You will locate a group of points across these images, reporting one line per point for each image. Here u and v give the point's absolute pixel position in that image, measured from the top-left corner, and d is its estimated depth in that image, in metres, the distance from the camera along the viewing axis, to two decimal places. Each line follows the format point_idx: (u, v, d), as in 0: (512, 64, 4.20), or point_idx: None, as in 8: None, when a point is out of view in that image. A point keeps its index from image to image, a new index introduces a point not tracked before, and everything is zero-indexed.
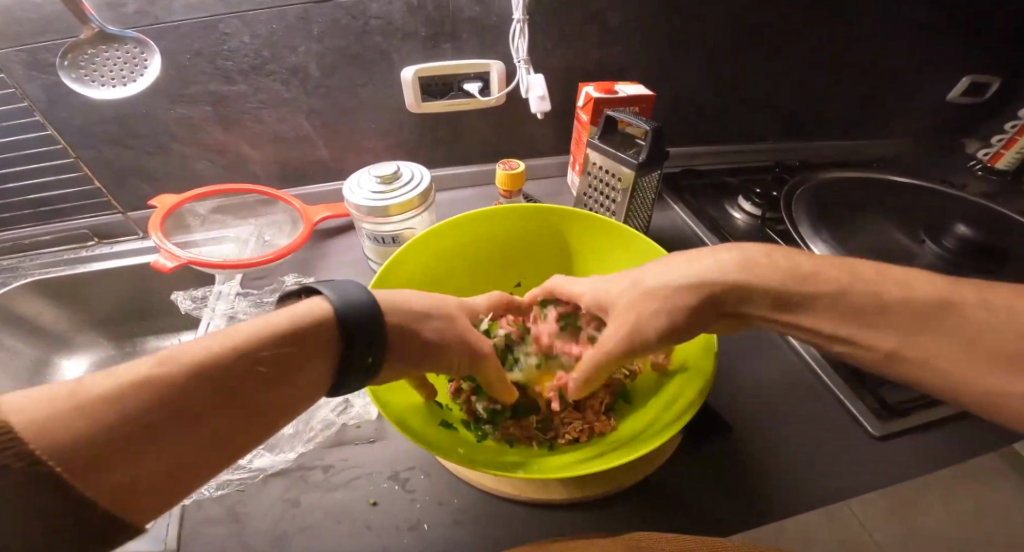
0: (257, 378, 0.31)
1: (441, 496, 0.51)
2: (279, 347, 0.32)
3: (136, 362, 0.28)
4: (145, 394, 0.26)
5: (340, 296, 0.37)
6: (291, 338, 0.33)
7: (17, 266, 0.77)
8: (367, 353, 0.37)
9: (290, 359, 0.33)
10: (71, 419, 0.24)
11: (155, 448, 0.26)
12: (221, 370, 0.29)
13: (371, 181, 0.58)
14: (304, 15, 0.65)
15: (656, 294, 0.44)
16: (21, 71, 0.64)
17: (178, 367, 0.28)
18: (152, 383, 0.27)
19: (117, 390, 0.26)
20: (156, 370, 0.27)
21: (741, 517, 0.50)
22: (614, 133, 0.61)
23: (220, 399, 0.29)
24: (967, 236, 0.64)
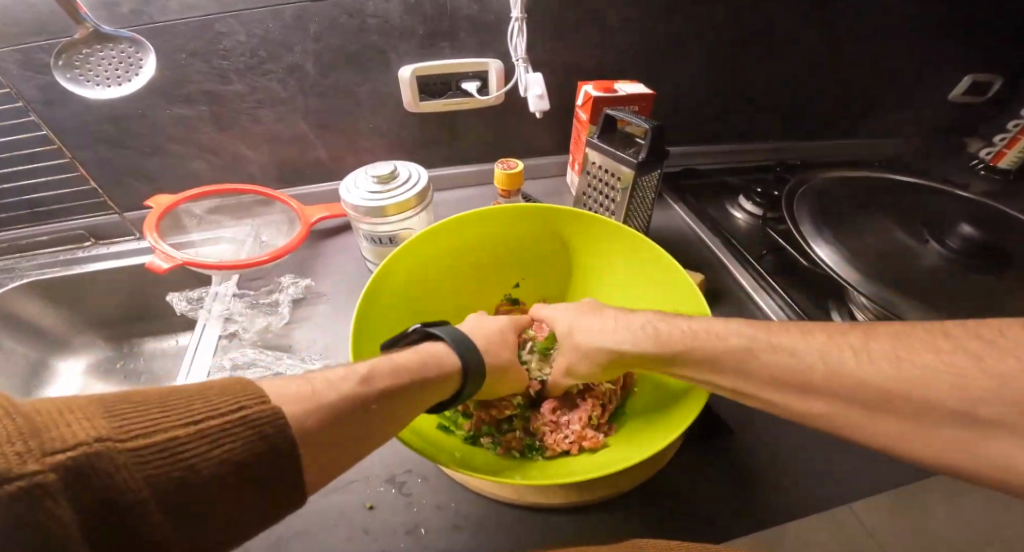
0: (407, 403, 0.39)
1: (438, 499, 0.50)
2: (423, 379, 0.41)
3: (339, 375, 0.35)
4: (342, 407, 0.33)
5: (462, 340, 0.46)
6: (429, 374, 0.41)
7: (13, 267, 0.76)
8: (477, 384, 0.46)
9: (428, 390, 0.41)
10: (305, 416, 0.31)
11: (333, 450, 0.32)
12: (385, 389, 0.37)
13: (368, 181, 0.57)
14: (300, 14, 0.64)
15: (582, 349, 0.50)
16: (16, 70, 0.63)
17: (367, 385, 0.36)
18: (350, 396, 0.34)
19: (328, 399, 0.33)
20: (354, 385, 0.35)
21: (742, 521, 0.50)
22: (614, 132, 0.60)
23: (380, 415, 0.36)
24: (973, 236, 0.63)
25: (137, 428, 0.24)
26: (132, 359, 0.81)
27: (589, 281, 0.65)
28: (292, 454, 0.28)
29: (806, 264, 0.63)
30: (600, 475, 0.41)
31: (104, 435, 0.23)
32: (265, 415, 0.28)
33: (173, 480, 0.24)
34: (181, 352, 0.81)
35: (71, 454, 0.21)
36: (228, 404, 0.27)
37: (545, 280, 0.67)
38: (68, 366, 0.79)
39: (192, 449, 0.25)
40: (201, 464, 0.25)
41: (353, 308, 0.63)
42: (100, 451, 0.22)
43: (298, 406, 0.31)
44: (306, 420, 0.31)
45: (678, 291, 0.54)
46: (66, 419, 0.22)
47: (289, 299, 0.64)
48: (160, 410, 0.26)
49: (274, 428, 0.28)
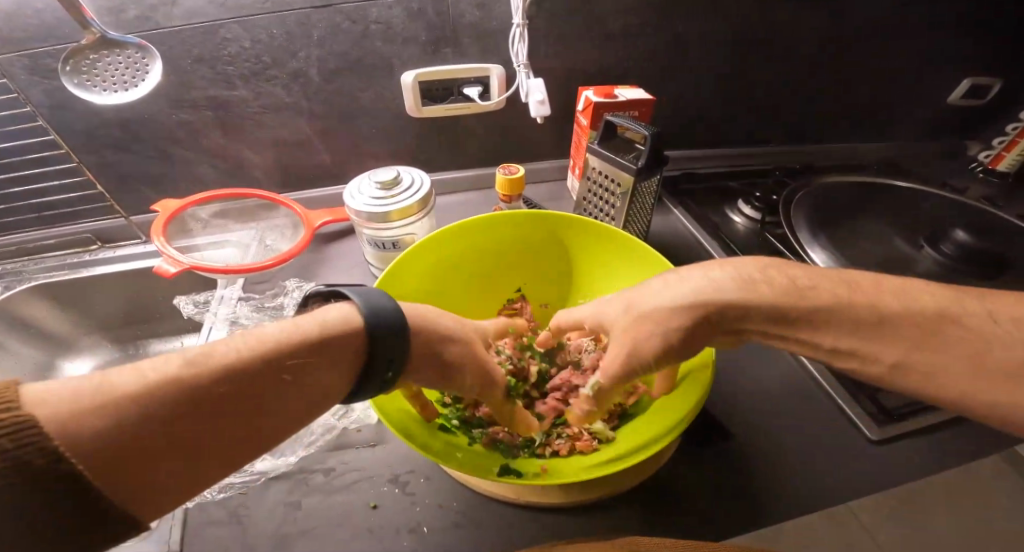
0: (278, 390, 0.31)
1: (440, 499, 0.51)
2: (301, 358, 0.33)
3: (164, 360, 0.29)
4: (155, 397, 0.26)
5: (370, 305, 0.36)
6: (308, 347, 0.33)
7: (21, 270, 0.77)
8: (388, 367, 0.36)
9: (309, 371, 0.33)
10: (87, 418, 0.25)
11: (162, 453, 0.27)
12: (230, 372, 0.29)
13: (371, 187, 0.58)
14: (304, 20, 0.65)
15: (651, 317, 0.44)
16: (25, 76, 0.64)
17: (206, 366, 0.29)
18: (172, 387, 0.27)
19: (140, 389, 0.26)
20: (190, 367, 0.28)
21: (740, 520, 0.51)
22: (614, 138, 0.61)
23: (230, 405, 0.29)
24: (967, 241, 0.64)
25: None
26: (137, 361, 0.82)
27: (590, 285, 0.65)
28: (71, 461, 0.24)
29: (803, 268, 0.63)
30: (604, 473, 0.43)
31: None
32: (9, 424, 0.23)
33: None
34: (186, 354, 0.82)
35: None
36: None
37: (546, 284, 0.68)
38: (75, 368, 0.80)
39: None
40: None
41: None
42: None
43: (94, 401, 0.25)
44: (97, 423, 0.25)
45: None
46: None
47: (294, 303, 0.65)
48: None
49: (33, 434, 0.23)
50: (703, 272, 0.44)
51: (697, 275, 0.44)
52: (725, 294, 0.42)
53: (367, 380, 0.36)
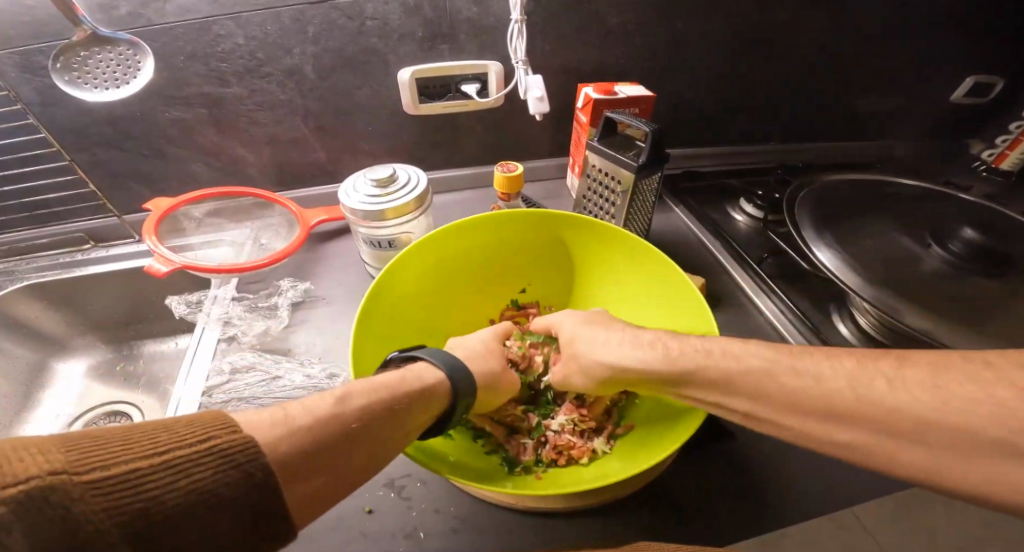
0: (389, 433, 0.37)
1: (437, 504, 0.50)
2: (406, 404, 0.39)
3: (318, 398, 0.35)
4: (319, 431, 0.32)
5: (451, 362, 0.44)
6: (418, 392, 0.40)
7: (12, 269, 0.76)
8: (465, 412, 0.44)
9: (413, 417, 0.39)
10: (280, 443, 0.30)
11: (318, 475, 0.32)
12: (366, 409, 0.36)
13: (367, 184, 0.57)
14: (299, 16, 0.64)
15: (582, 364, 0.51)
16: (15, 73, 0.63)
17: (352, 405, 0.35)
18: (327, 422, 0.33)
19: (306, 424, 0.32)
20: (330, 408, 0.34)
21: (743, 524, 0.49)
22: (614, 135, 0.60)
23: (366, 439, 0.35)
24: (976, 240, 0.63)
25: (97, 460, 0.24)
26: (131, 362, 0.81)
27: (591, 284, 0.64)
28: (263, 483, 0.28)
29: (806, 266, 0.62)
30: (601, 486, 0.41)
31: (59, 468, 0.22)
32: (238, 443, 0.28)
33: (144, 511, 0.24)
34: (181, 355, 0.81)
35: (25, 488, 0.21)
36: (196, 435, 0.27)
37: (546, 283, 0.67)
38: (68, 369, 0.79)
39: (163, 472, 0.25)
40: (166, 497, 0.25)
41: (353, 311, 0.63)
42: (56, 484, 0.22)
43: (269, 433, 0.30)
44: (283, 450, 0.30)
45: (682, 296, 0.54)
46: (21, 455, 0.22)
47: (289, 303, 0.64)
48: (128, 441, 0.26)
49: (247, 457, 0.27)
50: (625, 352, 0.47)
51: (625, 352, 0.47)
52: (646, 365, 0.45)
53: (449, 423, 0.43)
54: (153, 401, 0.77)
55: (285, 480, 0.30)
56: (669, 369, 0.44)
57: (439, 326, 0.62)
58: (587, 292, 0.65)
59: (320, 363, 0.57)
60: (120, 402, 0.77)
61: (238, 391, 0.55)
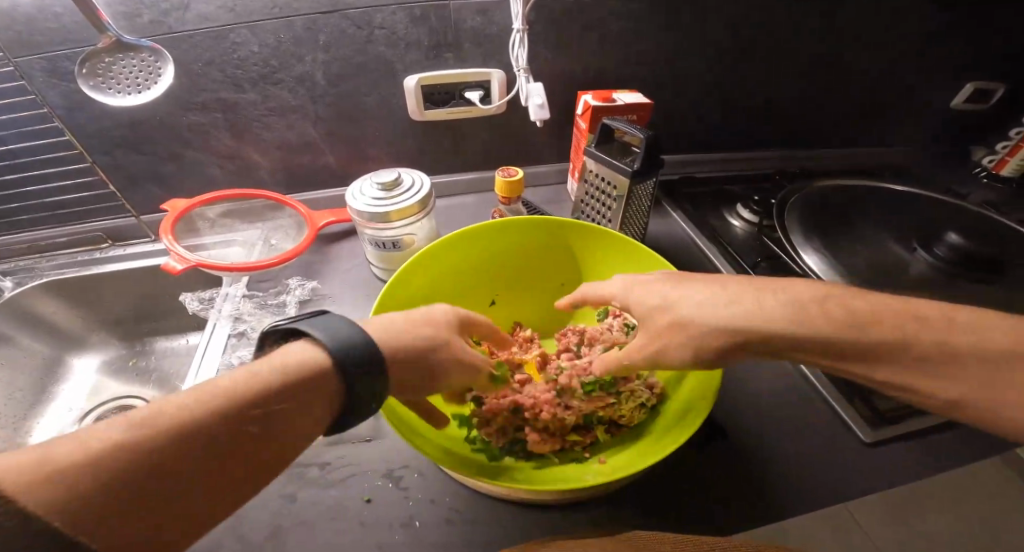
0: (253, 439, 0.31)
1: (433, 495, 0.52)
2: (274, 405, 0.32)
3: (125, 419, 0.28)
4: (151, 447, 0.27)
5: (334, 335, 0.37)
6: (277, 380, 0.33)
7: (34, 266, 0.80)
8: (369, 391, 0.37)
9: (292, 413, 0.33)
10: (79, 478, 0.24)
11: (166, 497, 0.27)
12: (196, 421, 0.29)
13: (373, 188, 0.60)
14: (311, 25, 0.67)
15: (687, 330, 0.44)
16: (42, 78, 0.67)
17: (177, 419, 0.29)
18: (138, 445, 0.27)
19: (118, 450, 0.26)
20: (141, 433, 0.27)
21: (734, 519, 0.51)
22: (611, 142, 0.62)
23: (235, 442, 0.30)
24: (961, 244, 0.64)
25: None
26: (143, 358, 0.84)
27: (592, 288, 0.68)
28: (43, 521, 0.23)
29: (797, 271, 0.64)
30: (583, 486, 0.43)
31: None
32: None
33: None
34: (191, 352, 0.84)
35: None
36: None
37: (544, 292, 0.70)
38: (82, 364, 0.82)
39: None
40: None
41: (358, 309, 0.66)
42: None
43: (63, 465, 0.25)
44: (105, 474, 0.25)
45: None
46: None
47: (296, 300, 0.66)
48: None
49: (1, 501, 0.22)
50: (748, 303, 0.43)
51: (742, 302, 0.43)
52: (797, 317, 0.41)
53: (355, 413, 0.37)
54: (162, 396, 0.80)
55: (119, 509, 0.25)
56: (837, 334, 0.40)
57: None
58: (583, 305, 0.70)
59: None
60: (130, 396, 0.80)
61: None
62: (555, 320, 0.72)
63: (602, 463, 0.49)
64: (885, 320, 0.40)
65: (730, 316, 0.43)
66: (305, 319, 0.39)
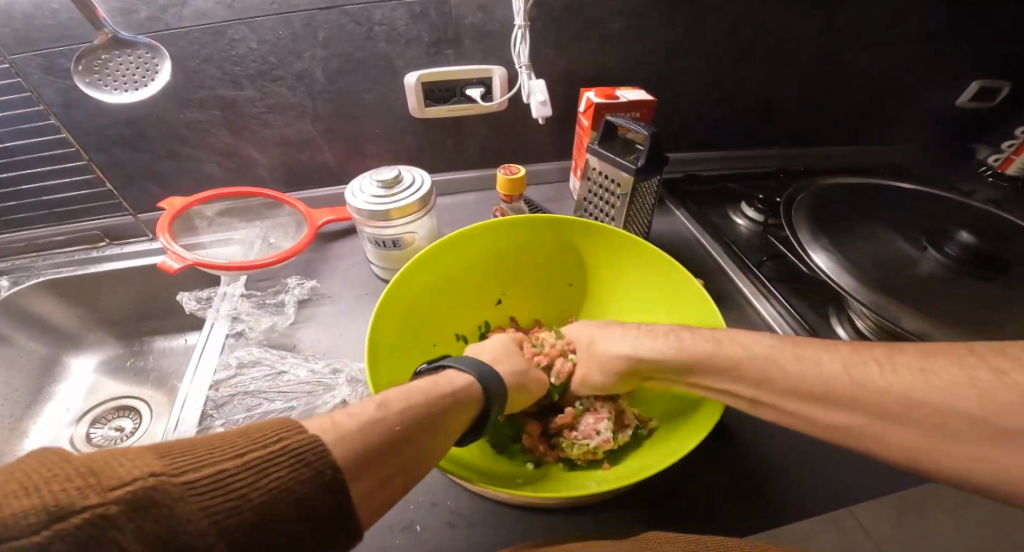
0: (433, 440, 0.38)
1: (435, 497, 0.51)
2: (440, 418, 0.40)
3: (364, 408, 0.36)
4: (378, 432, 0.34)
5: (477, 364, 0.47)
6: (446, 393, 0.42)
7: (31, 265, 0.79)
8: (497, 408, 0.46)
9: (449, 422, 0.40)
10: (349, 446, 0.32)
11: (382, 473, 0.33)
12: (405, 415, 0.37)
13: (373, 186, 0.59)
14: (309, 21, 0.66)
15: (603, 361, 0.53)
16: (38, 75, 0.66)
17: (393, 413, 0.36)
18: (373, 428, 0.34)
19: (364, 430, 0.34)
20: (373, 418, 0.35)
21: (740, 523, 0.50)
22: (614, 139, 0.61)
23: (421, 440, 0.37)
24: (972, 243, 0.63)
25: (186, 464, 0.25)
26: (141, 357, 0.83)
27: (595, 289, 0.67)
28: (335, 478, 0.29)
29: (806, 269, 0.63)
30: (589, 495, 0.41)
31: (158, 471, 0.24)
32: (309, 444, 0.29)
33: (230, 511, 0.25)
34: (190, 351, 0.83)
35: (129, 488, 0.23)
36: (269, 437, 0.29)
37: (546, 291, 0.69)
38: (79, 364, 0.81)
39: (236, 481, 0.26)
40: (252, 495, 0.26)
41: (357, 309, 0.65)
42: (157, 484, 0.24)
43: (335, 437, 0.32)
44: (358, 447, 0.32)
45: (688, 301, 0.56)
46: (117, 461, 0.24)
47: (295, 300, 0.65)
48: (209, 450, 0.27)
49: (316, 455, 0.29)
50: (630, 336, 0.52)
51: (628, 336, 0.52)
52: (651, 344, 0.50)
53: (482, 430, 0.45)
54: (161, 396, 0.79)
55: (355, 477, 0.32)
56: (683, 358, 0.47)
57: (436, 352, 0.61)
58: (584, 304, 0.69)
59: (323, 357, 0.59)
60: (128, 396, 0.79)
61: (245, 386, 0.57)
62: (557, 320, 0.71)
63: (606, 470, 0.50)
64: (746, 348, 0.44)
65: (625, 346, 0.51)
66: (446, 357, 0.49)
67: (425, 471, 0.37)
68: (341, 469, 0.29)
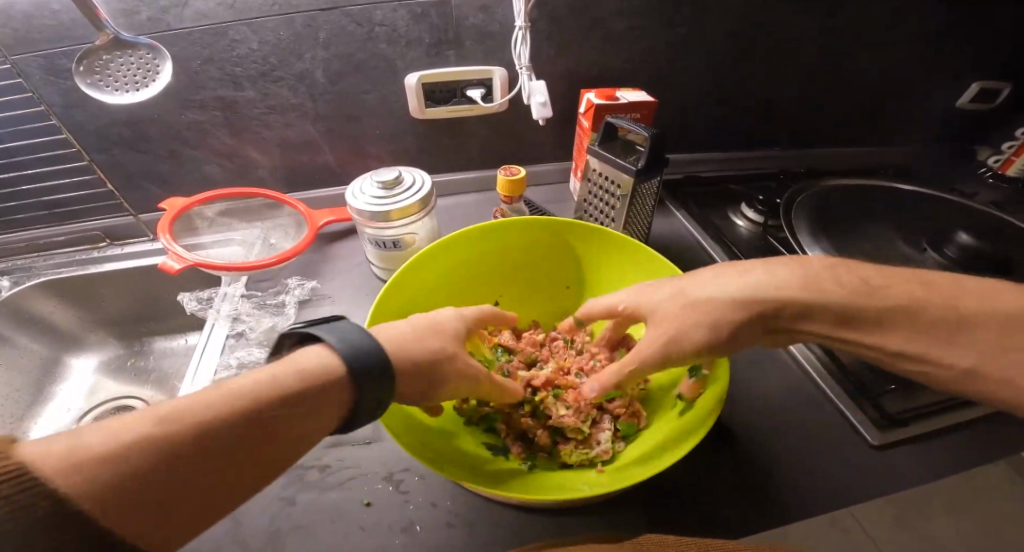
0: (259, 445, 0.30)
1: (434, 497, 0.51)
2: (274, 410, 0.31)
3: (151, 411, 0.28)
4: (161, 444, 0.27)
5: (349, 344, 0.36)
6: (291, 386, 0.32)
7: (31, 266, 0.79)
8: (375, 405, 0.36)
9: (289, 422, 0.32)
10: (101, 466, 0.25)
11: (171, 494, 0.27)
12: (207, 420, 0.29)
13: (373, 187, 0.59)
14: (310, 22, 0.66)
15: (696, 306, 0.45)
16: (39, 76, 0.66)
17: (194, 417, 0.28)
18: (150, 440, 0.27)
19: (136, 440, 0.26)
20: (150, 426, 0.27)
21: (737, 522, 0.50)
22: (615, 140, 0.61)
23: (243, 445, 0.30)
24: (971, 244, 0.64)
25: None
26: (142, 358, 0.83)
27: (593, 290, 0.67)
28: (44, 517, 0.23)
29: None
30: (597, 494, 0.42)
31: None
32: (12, 471, 0.23)
33: None
34: (190, 351, 0.83)
35: None
36: None
37: (544, 293, 0.69)
38: (80, 364, 0.81)
39: None
40: None
41: (357, 310, 0.65)
42: None
43: (99, 460, 0.25)
44: (127, 464, 0.25)
45: None
46: None
47: (295, 301, 0.65)
48: None
49: (18, 485, 0.23)
50: (741, 282, 0.45)
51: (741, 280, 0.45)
52: (782, 285, 0.44)
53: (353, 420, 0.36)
54: (161, 396, 0.79)
55: (127, 504, 0.25)
56: (806, 296, 0.43)
57: None
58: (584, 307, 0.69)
59: None
60: (128, 396, 0.79)
61: None
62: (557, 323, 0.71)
63: (601, 472, 0.48)
64: (840, 283, 0.43)
65: (736, 287, 0.44)
66: (326, 323, 0.38)
67: (245, 479, 0.30)
68: (52, 504, 0.23)
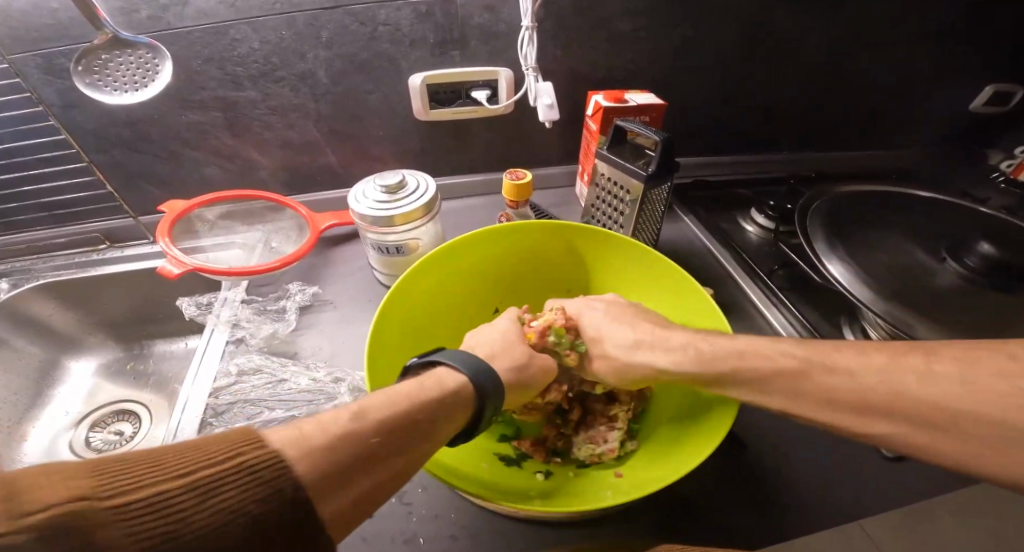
0: (415, 448, 0.35)
1: (437, 509, 0.50)
2: (415, 422, 0.36)
3: (338, 413, 0.33)
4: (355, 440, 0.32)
5: (472, 365, 0.43)
6: (432, 397, 0.38)
7: (30, 268, 0.78)
8: (488, 413, 0.42)
9: (432, 430, 0.37)
10: (318, 458, 0.29)
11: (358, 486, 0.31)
12: (381, 422, 0.34)
13: (376, 191, 0.58)
14: (312, 21, 0.65)
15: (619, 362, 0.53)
16: (38, 75, 0.65)
17: (370, 419, 0.34)
18: (347, 438, 0.31)
19: (338, 438, 0.31)
20: (343, 427, 0.32)
21: (748, 534, 0.49)
22: (623, 144, 0.60)
23: (405, 448, 0.35)
24: (993, 254, 0.61)
25: (124, 484, 0.24)
26: (141, 361, 0.82)
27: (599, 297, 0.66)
28: (291, 497, 0.27)
29: (818, 280, 0.61)
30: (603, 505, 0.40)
31: (84, 494, 0.23)
32: (265, 460, 0.27)
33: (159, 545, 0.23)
34: (190, 355, 0.82)
35: (53, 513, 0.22)
36: (225, 453, 0.27)
37: (549, 299, 0.68)
38: (78, 367, 0.80)
39: (176, 505, 0.24)
40: (192, 520, 0.24)
41: (359, 316, 0.64)
42: (83, 510, 0.22)
43: (297, 449, 0.29)
44: (335, 458, 0.30)
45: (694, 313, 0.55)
46: (49, 482, 0.23)
47: (297, 306, 0.64)
48: (152, 466, 0.26)
49: (273, 472, 0.27)
50: (663, 351, 0.49)
51: (658, 350, 0.49)
52: (676, 364, 0.47)
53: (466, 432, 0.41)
54: (160, 400, 0.78)
55: (331, 492, 0.29)
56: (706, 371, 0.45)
57: None
58: None
59: (325, 366, 0.58)
60: (127, 400, 0.78)
61: (245, 394, 0.56)
62: None
63: (618, 479, 0.48)
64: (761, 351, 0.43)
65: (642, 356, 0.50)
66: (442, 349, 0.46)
67: (405, 477, 0.34)
68: (299, 486, 0.27)
